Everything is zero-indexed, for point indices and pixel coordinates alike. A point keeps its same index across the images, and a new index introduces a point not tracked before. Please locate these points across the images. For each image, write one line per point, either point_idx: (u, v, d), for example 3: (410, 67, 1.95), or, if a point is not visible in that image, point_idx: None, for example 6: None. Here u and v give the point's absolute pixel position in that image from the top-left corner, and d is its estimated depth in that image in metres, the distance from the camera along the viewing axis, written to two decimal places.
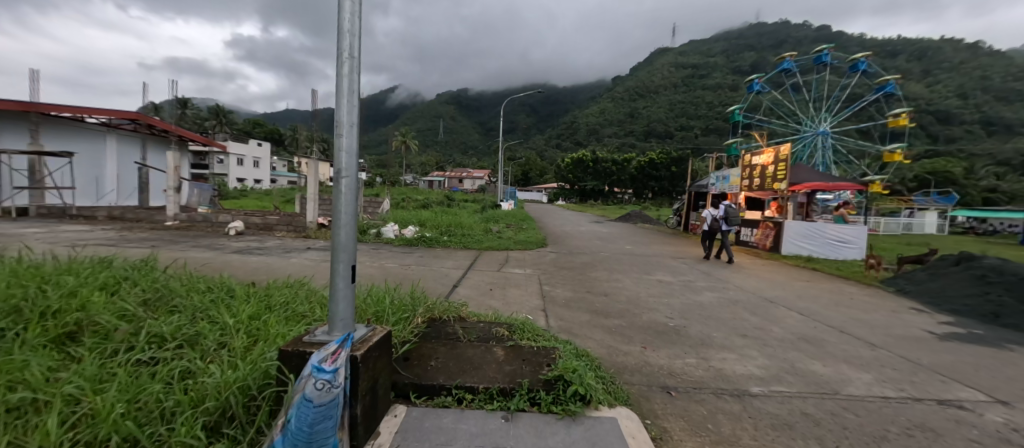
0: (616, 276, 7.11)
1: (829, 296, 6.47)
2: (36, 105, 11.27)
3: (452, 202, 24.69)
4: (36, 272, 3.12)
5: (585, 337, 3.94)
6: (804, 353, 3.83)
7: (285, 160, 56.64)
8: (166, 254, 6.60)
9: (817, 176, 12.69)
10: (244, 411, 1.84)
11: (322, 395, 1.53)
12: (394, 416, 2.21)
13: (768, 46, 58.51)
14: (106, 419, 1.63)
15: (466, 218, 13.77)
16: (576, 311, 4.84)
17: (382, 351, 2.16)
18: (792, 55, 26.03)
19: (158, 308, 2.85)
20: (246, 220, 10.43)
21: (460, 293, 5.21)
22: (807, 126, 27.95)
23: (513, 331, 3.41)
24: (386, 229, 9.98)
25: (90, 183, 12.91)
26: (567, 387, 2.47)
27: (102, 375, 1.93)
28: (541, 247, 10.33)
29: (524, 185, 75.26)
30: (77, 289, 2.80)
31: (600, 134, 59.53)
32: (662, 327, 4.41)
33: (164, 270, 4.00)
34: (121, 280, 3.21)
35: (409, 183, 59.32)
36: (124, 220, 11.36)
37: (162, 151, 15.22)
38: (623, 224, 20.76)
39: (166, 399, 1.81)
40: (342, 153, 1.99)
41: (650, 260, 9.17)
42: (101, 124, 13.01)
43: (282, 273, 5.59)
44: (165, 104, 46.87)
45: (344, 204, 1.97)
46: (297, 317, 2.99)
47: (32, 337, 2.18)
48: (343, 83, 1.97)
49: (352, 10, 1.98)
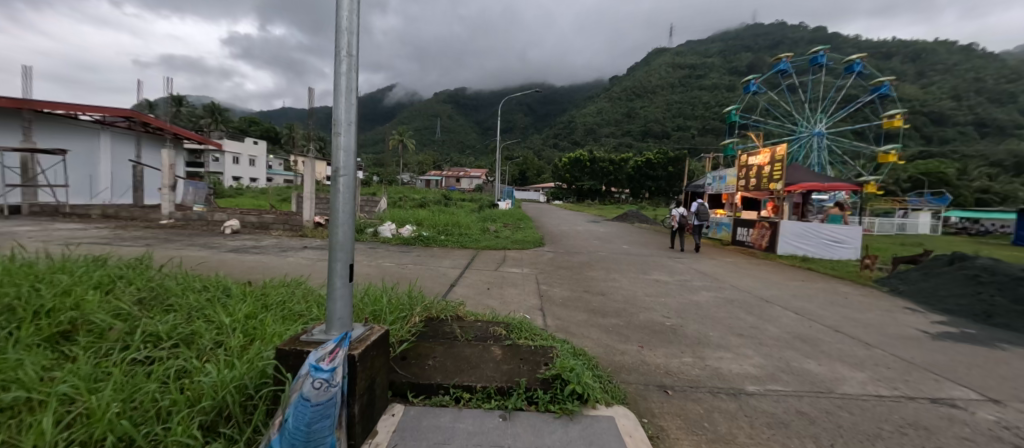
0: (614, 276, 7.13)
1: (823, 295, 6.52)
2: (28, 102, 11.13)
3: (449, 201, 24.66)
4: (29, 271, 3.07)
5: (582, 336, 3.95)
6: (800, 352, 3.85)
7: (281, 158, 56.28)
8: (160, 254, 6.50)
9: (813, 176, 12.76)
10: (241, 410, 1.83)
11: (320, 394, 1.53)
12: (391, 415, 2.20)
13: (765, 47, 58.82)
14: (100, 419, 1.61)
15: (463, 217, 13.74)
16: (573, 310, 4.83)
17: (379, 350, 2.15)
18: (788, 55, 26.09)
19: (153, 308, 2.83)
20: (241, 218, 10.35)
21: (456, 292, 5.19)
22: (803, 127, 28.04)
23: (510, 330, 3.41)
24: (382, 228, 9.91)
25: (83, 181, 12.79)
26: (564, 386, 2.47)
27: (97, 374, 1.91)
28: (538, 246, 10.35)
29: (521, 185, 75.26)
30: (71, 288, 2.76)
31: (597, 134, 59.71)
32: (659, 327, 4.42)
33: (159, 268, 3.94)
34: (116, 279, 3.17)
35: (406, 182, 59.24)
36: (118, 218, 11.27)
37: (156, 149, 15.11)
38: (620, 224, 20.84)
39: (162, 398, 1.79)
40: (340, 151, 1.96)
41: (646, 260, 9.18)
42: (94, 121, 12.90)
43: (278, 273, 5.52)
44: (159, 101, 46.42)
45: (341, 203, 1.97)
46: (293, 317, 2.97)
47: (24, 336, 2.15)
48: (341, 80, 1.96)
49: (350, 8, 1.98)
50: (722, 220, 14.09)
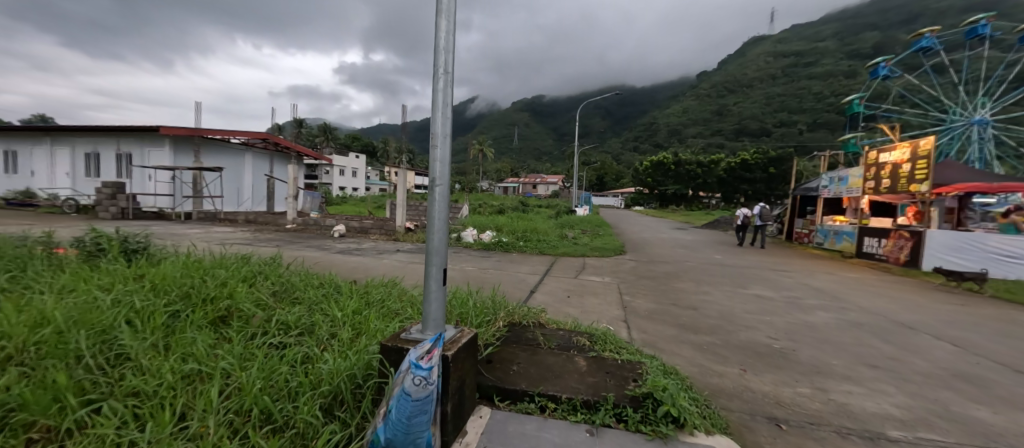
0: (705, 288, 6.59)
1: (992, 324, 5.28)
2: (198, 130, 13.78)
3: (527, 208, 24.86)
4: (199, 265, 3.80)
5: (671, 353, 3.72)
6: (962, 394, 3.16)
7: (377, 170, 61.95)
8: (288, 253, 7.66)
9: (972, 176, 10.50)
10: (351, 396, 2.05)
11: (418, 390, 1.66)
12: (480, 417, 2.28)
13: (897, 23, 50.09)
14: (249, 393, 1.93)
15: (541, 223, 13.81)
16: (661, 325, 4.55)
17: (469, 352, 2.24)
18: (932, 29, 21.44)
19: (284, 299, 3.30)
20: (347, 224, 11.57)
21: (537, 298, 5.24)
22: (958, 115, 23.21)
23: (594, 341, 3.32)
24: (465, 233, 10.40)
25: (233, 192, 15.41)
26: (656, 406, 2.32)
27: (246, 354, 2.29)
28: (619, 253, 10.02)
29: (599, 190, 72.73)
30: (227, 280, 3.35)
31: (684, 134, 56.06)
32: (766, 349, 3.96)
33: (287, 265, 4.58)
34: (256, 273, 3.75)
35: (486, 189, 61.61)
36: (256, 223, 13.32)
37: (284, 164, 17.72)
38: (710, 231, 19.26)
39: (292, 379, 2.09)
40: (436, 162, 2.11)
41: (744, 272, 8.35)
42: (241, 143, 15.54)
43: (378, 273, 6.10)
44: (285, 124, 54.22)
45: (437, 211, 2.09)
46: (392, 315, 3.22)
47: (197, 318, 2.67)
48: (439, 95, 2.10)
49: (447, 29, 2.11)
50: (843, 228, 12.10)
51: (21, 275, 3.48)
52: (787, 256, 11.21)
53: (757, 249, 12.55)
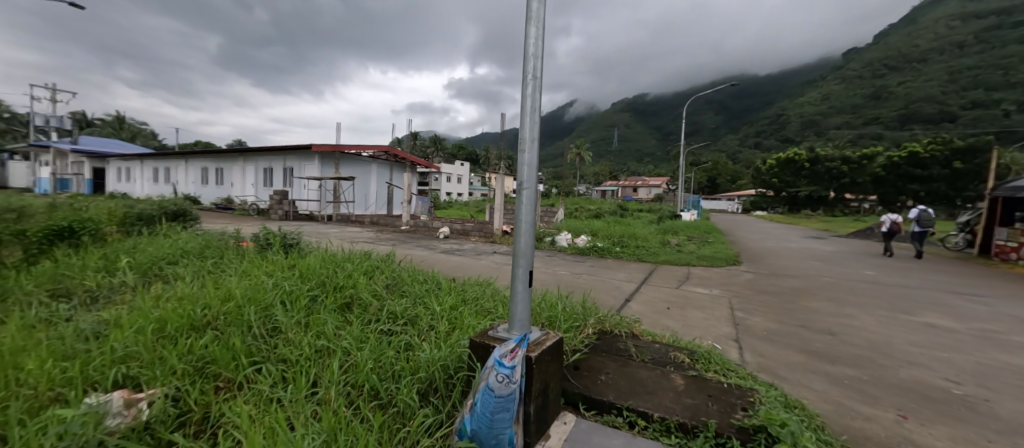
0: (849, 311, 5.51)
1: None
2: (340, 146, 16.16)
3: (627, 212, 23.81)
4: (333, 259, 4.43)
5: (797, 383, 3.18)
6: None
7: (479, 176, 65.10)
8: (400, 252, 8.51)
9: None
10: (444, 384, 2.18)
11: (501, 387, 1.69)
12: (564, 423, 2.23)
13: None
14: (362, 370, 2.19)
15: (642, 228, 13.07)
16: (786, 349, 3.92)
17: (554, 356, 2.20)
18: None
19: (395, 291, 3.66)
20: (451, 226, 12.41)
21: (632, 307, 4.95)
22: None
23: (695, 359, 3.01)
24: (559, 237, 10.36)
25: (363, 198, 17.70)
26: (769, 444, 1.99)
27: (362, 337, 2.60)
28: (732, 263, 8.99)
29: (712, 193, 66.27)
30: (352, 272, 3.84)
31: (823, 127, 48.02)
32: (937, 394, 3.14)
33: (399, 262, 5.07)
34: (375, 268, 4.23)
35: (586, 194, 60.57)
36: (378, 224, 15.10)
37: (402, 173, 19.79)
38: (857, 240, 16.13)
39: (396, 364, 2.30)
40: (524, 166, 2.13)
41: (906, 293, 6.78)
42: (369, 156, 17.81)
43: (474, 272, 6.41)
44: (403, 137, 60.39)
45: (524, 213, 2.11)
46: (484, 313, 3.34)
47: (329, 303, 3.12)
48: (528, 101, 2.12)
49: (537, 35, 2.13)
50: None
51: (219, 261, 4.45)
52: (973, 275, 8.82)
53: (925, 264, 10.12)
